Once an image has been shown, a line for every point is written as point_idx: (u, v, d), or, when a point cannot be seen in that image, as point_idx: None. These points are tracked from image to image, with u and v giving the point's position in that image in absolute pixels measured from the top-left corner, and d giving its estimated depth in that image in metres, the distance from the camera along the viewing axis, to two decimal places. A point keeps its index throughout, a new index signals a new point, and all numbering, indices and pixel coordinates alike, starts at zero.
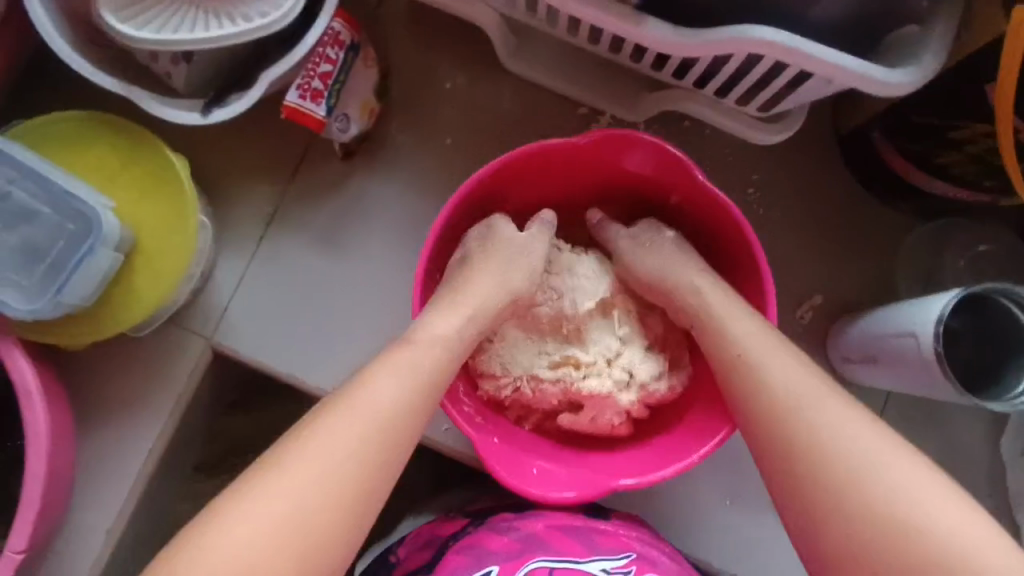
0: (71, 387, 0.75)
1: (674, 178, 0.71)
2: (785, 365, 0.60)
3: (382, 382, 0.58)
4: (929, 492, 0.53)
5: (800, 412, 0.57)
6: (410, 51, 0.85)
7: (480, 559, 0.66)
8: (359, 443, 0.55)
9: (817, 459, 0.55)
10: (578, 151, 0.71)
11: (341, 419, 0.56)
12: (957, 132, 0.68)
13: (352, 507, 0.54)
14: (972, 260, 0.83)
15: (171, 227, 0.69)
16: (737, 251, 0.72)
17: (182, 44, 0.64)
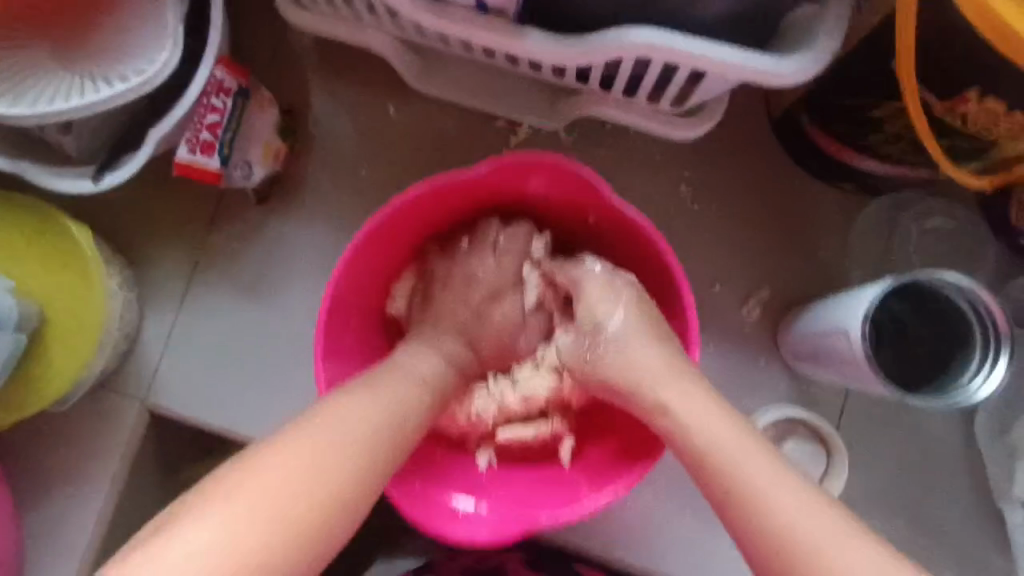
0: (12, 465, 0.76)
1: (591, 197, 0.68)
2: (684, 391, 0.58)
3: (352, 405, 0.56)
4: (818, 517, 0.51)
5: (698, 430, 0.56)
6: (318, 83, 0.82)
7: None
8: (333, 473, 0.53)
9: (713, 467, 0.55)
10: (483, 179, 0.68)
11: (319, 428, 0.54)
12: (876, 110, 0.62)
13: (314, 527, 0.51)
14: (923, 237, 0.79)
15: (79, 298, 0.69)
16: (654, 265, 0.69)
17: (58, 116, 0.62)
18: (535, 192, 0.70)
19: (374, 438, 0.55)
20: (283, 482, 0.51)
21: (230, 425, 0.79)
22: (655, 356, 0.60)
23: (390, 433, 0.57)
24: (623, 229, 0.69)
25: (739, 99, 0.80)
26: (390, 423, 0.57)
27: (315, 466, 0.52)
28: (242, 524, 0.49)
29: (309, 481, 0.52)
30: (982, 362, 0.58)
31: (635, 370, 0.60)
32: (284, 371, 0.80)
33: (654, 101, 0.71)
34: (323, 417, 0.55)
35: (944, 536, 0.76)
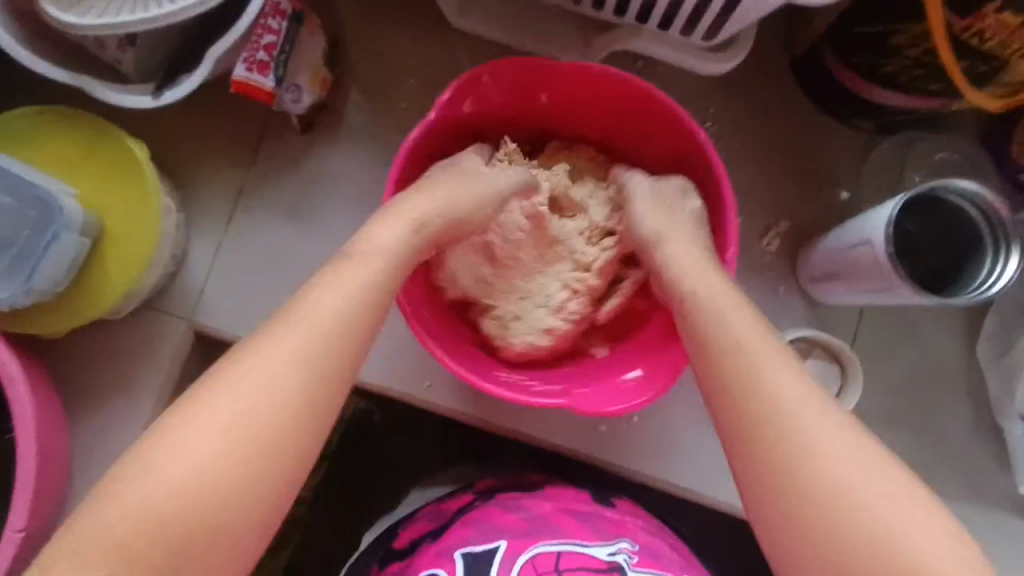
0: (61, 379, 0.78)
1: (624, 90, 0.72)
2: (741, 317, 0.59)
3: (319, 295, 0.57)
4: (830, 436, 0.53)
5: (741, 350, 0.57)
6: (358, 19, 0.85)
7: (486, 531, 0.71)
8: (308, 365, 0.54)
9: (744, 380, 0.56)
10: (455, 109, 0.73)
11: (282, 334, 0.55)
12: (894, 38, 0.68)
13: (287, 444, 0.52)
14: (935, 170, 0.83)
15: (136, 209, 0.71)
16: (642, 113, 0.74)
17: (123, 27, 0.64)
18: (508, 100, 0.76)
19: (338, 321, 0.56)
20: (264, 379, 0.53)
21: None
22: (710, 286, 0.62)
23: (357, 310, 0.57)
24: (656, 119, 0.74)
25: (760, 41, 0.85)
26: (352, 303, 0.57)
27: (289, 367, 0.53)
28: (236, 423, 0.51)
29: (285, 378, 0.53)
30: (993, 263, 0.63)
31: (693, 297, 0.62)
32: None
33: (687, 34, 0.75)
34: (294, 312, 0.56)
35: (949, 450, 0.82)
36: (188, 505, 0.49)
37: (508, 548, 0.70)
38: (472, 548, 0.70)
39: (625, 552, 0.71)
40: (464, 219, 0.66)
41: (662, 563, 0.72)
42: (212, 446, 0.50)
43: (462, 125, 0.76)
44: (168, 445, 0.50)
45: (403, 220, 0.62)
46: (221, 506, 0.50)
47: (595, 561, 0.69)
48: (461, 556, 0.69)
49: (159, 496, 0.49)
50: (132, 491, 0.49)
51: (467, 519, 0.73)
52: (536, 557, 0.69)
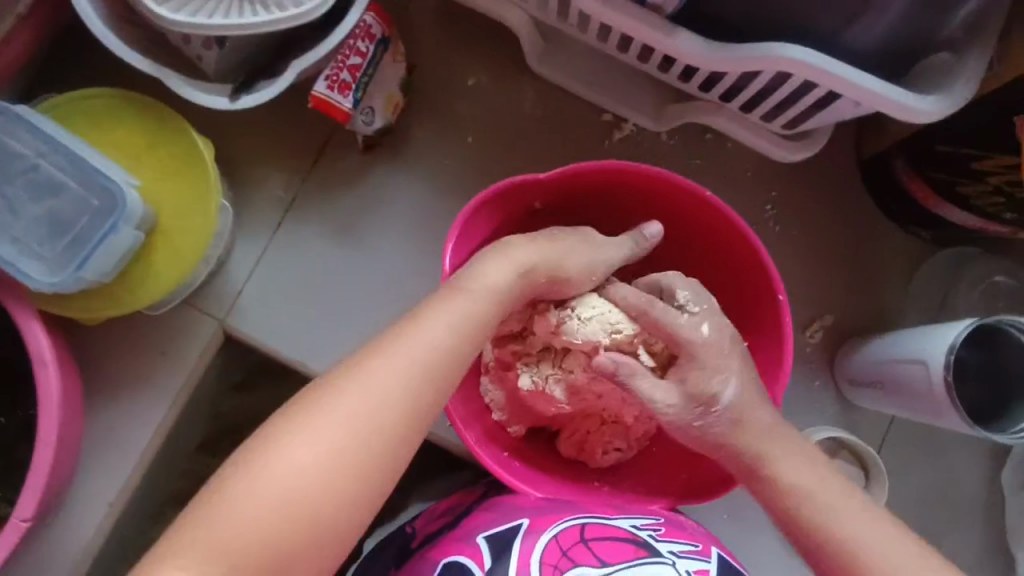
0: (83, 359, 0.76)
1: (674, 195, 0.71)
2: (796, 465, 0.59)
3: (429, 322, 0.55)
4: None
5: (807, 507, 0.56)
6: (438, 48, 0.85)
7: (506, 514, 0.62)
8: (408, 390, 0.52)
9: (830, 541, 0.55)
10: (502, 215, 0.72)
11: (387, 358, 0.53)
12: (978, 163, 0.68)
13: (385, 465, 0.51)
14: (986, 290, 0.83)
15: (193, 208, 0.70)
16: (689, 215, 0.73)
17: (217, 29, 0.64)
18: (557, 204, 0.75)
19: (446, 350, 0.54)
20: (364, 405, 0.51)
21: (303, 360, 0.80)
22: (825, 490, 0.57)
23: (465, 340, 0.55)
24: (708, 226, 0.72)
25: (832, 135, 0.84)
26: (459, 335, 0.55)
27: (387, 393, 0.52)
28: (334, 452, 0.50)
29: (386, 407, 0.51)
30: None
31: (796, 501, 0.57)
32: (367, 316, 0.81)
33: (767, 120, 0.75)
34: (395, 336, 0.54)
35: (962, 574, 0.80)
36: (285, 535, 0.48)
37: (531, 525, 0.59)
38: (491, 530, 0.60)
39: (651, 527, 0.61)
40: (558, 273, 0.62)
41: (693, 534, 0.62)
42: (308, 474, 0.49)
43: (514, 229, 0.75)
44: (268, 458, 0.49)
45: (511, 263, 0.59)
46: (307, 534, 0.48)
47: (624, 531, 0.58)
48: (484, 540, 0.60)
49: (255, 519, 0.47)
50: (224, 513, 0.47)
51: (487, 506, 0.66)
52: (561, 531, 0.58)
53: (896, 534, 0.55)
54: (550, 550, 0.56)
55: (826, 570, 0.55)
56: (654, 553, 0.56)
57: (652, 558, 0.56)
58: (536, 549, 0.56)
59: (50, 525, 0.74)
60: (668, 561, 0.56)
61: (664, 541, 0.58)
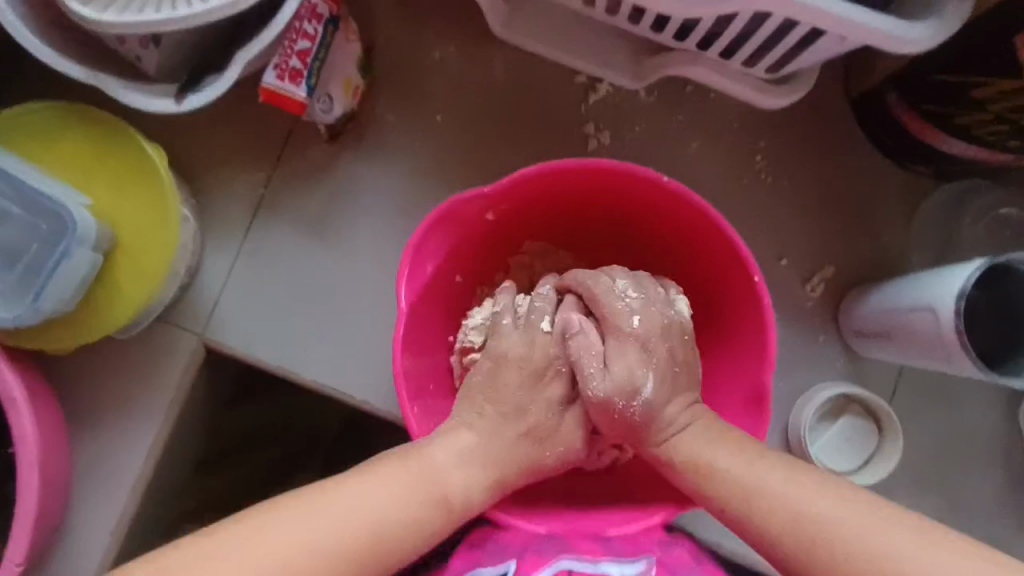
0: (63, 389, 0.74)
1: (635, 186, 0.68)
2: (787, 484, 0.52)
3: (362, 502, 0.52)
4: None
5: (804, 522, 0.50)
6: (395, 24, 0.80)
7: (490, 555, 0.58)
8: (318, 570, 0.49)
9: (824, 549, 0.49)
10: (453, 229, 0.67)
11: (315, 521, 0.50)
12: (980, 90, 0.63)
13: None
14: (991, 223, 0.79)
15: (153, 225, 0.66)
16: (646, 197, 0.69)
17: (149, 25, 0.59)
18: (508, 211, 0.70)
19: (385, 536, 0.51)
20: (291, 558, 0.48)
21: (287, 367, 0.78)
22: (817, 499, 0.51)
23: (408, 524, 0.52)
24: (676, 215, 0.69)
25: (820, 74, 0.80)
26: (402, 507, 0.52)
27: (318, 557, 0.49)
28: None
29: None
30: None
31: (817, 536, 0.49)
32: (347, 316, 0.78)
33: (748, 65, 0.71)
34: (342, 494, 0.52)
35: (984, 515, 0.79)
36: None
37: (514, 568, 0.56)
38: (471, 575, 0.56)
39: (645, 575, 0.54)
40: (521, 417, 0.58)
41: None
42: None
43: (471, 241, 0.71)
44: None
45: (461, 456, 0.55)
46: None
47: None
48: None
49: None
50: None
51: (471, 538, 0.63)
52: None
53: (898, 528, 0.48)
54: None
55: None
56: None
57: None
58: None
59: (52, 560, 0.73)
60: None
61: None
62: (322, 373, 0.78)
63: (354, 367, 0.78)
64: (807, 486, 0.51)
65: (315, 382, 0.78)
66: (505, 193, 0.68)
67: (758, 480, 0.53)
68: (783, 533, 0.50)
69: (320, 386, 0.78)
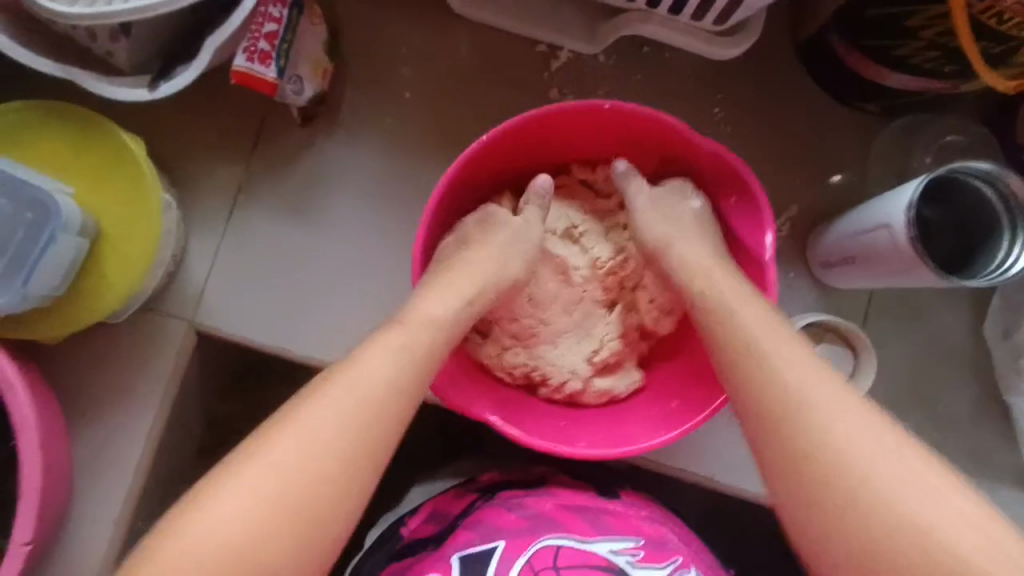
0: (57, 383, 0.75)
1: (584, 118, 0.72)
2: (788, 351, 0.59)
3: (363, 375, 0.58)
4: (916, 468, 0.53)
5: (790, 385, 0.57)
6: (358, 7, 0.83)
7: (487, 535, 0.70)
8: (347, 434, 0.56)
9: (802, 415, 0.56)
10: (445, 202, 0.72)
11: (325, 402, 0.57)
12: (911, 19, 0.68)
13: (326, 514, 0.55)
14: (941, 151, 0.83)
15: (135, 212, 0.68)
16: (602, 124, 0.73)
17: (116, 16, 0.61)
18: (483, 176, 0.75)
19: (397, 388, 0.59)
20: (331, 432, 0.56)
21: (279, 344, 0.79)
22: (810, 374, 0.57)
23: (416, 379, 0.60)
24: (632, 129, 0.73)
25: (767, 25, 0.84)
26: (404, 377, 0.59)
27: (355, 412, 0.57)
28: (308, 444, 0.55)
29: (356, 423, 0.56)
30: (1010, 245, 0.64)
31: (793, 399, 0.56)
32: (335, 294, 0.80)
33: (697, 18, 0.74)
34: (348, 375, 0.58)
35: (958, 429, 0.82)
36: (261, 515, 0.53)
37: (507, 548, 0.68)
38: (475, 552, 0.69)
39: (630, 551, 0.70)
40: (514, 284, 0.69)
41: (670, 551, 0.71)
42: (237, 538, 0.52)
43: (460, 205, 0.76)
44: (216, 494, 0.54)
45: (454, 293, 0.65)
46: (292, 525, 0.53)
47: (602, 559, 0.68)
48: (460, 560, 0.68)
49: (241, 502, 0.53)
50: (206, 518, 0.53)
51: (468, 521, 0.71)
52: (536, 554, 0.68)
53: (872, 419, 0.55)
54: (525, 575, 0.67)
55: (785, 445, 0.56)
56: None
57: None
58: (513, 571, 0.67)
59: (58, 551, 0.73)
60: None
61: (640, 568, 0.68)
62: (314, 348, 0.79)
63: (348, 339, 0.80)
64: (801, 364, 0.57)
65: (307, 358, 0.79)
66: (470, 165, 0.71)
67: (761, 348, 0.59)
68: (764, 382, 0.58)
69: (312, 361, 0.79)
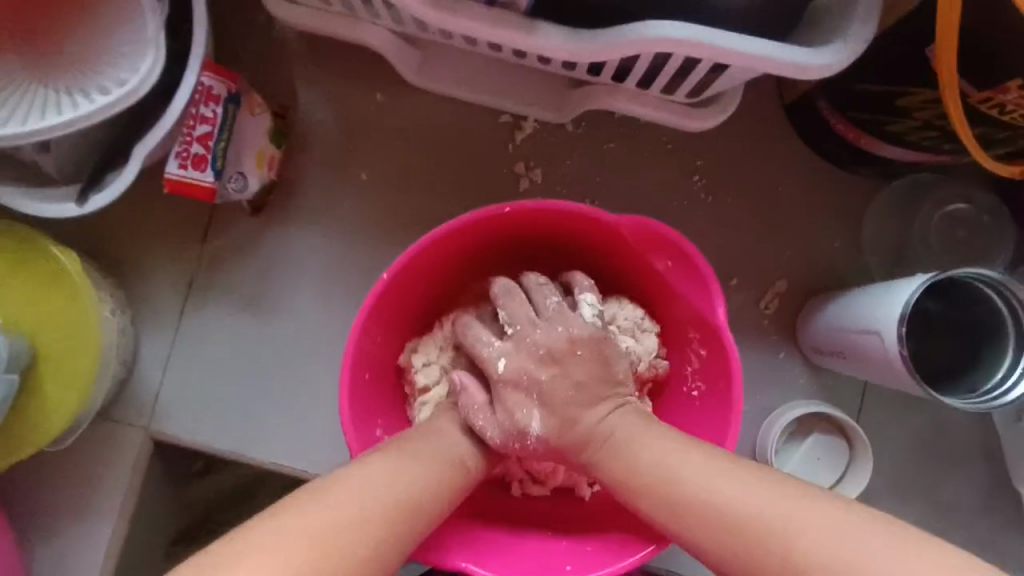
0: (10, 497, 0.72)
1: (529, 216, 0.65)
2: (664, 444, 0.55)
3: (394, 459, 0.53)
4: (857, 538, 0.45)
5: (678, 487, 0.52)
6: (309, 82, 0.77)
7: None
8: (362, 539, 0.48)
9: (695, 505, 0.51)
10: (384, 312, 0.65)
11: (358, 475, 0.51)
12: (902, 99, 0.61)
13: None
14: (945, 218, 0.76)
15: (74, 329, 0.65)
16: (547, 224, 0.67)
17: (35, 136, 0.57)
18: (423, 280, 0.68)
19: (395, 534, 0.50)
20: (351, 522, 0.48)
21: (237, 450, 0.76)
22: (694, 456, 0.53)
23: (413, 521, 0.51)
24: (579, 229, 0.67)
25: (751, 85, 0.77)
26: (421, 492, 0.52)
27: (382, 528, 0.49)
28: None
29: (380, 525, 0.49)
30: (1016, 358, 0.58)
31: (679, 497, 0.52)
32: (295, 393, 0.76)
33: (669, 91, 0.68)
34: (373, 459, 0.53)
35: (964, 520, 0.77)
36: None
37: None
38: None
39: None
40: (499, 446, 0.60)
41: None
42: None
43: (400, 315, 0.68)
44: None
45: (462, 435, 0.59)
46: None
47: None
48: None
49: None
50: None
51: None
52: None
53: (776, 488, 0.50)
54: None
55: (702, 535, 0.50)
56: None
57: None
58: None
59: None
60: None
61: None
62: (274, 451, 0.76)
63: (307, 441, 0.76)
64: (700, 458, 0.53)
65: (268, 462, 0.76)
66: (409, 270, 0.64)
67: (670, 465, 0.53)
68: (655, 483, 0.53)
69: (272, 465, 0.76)
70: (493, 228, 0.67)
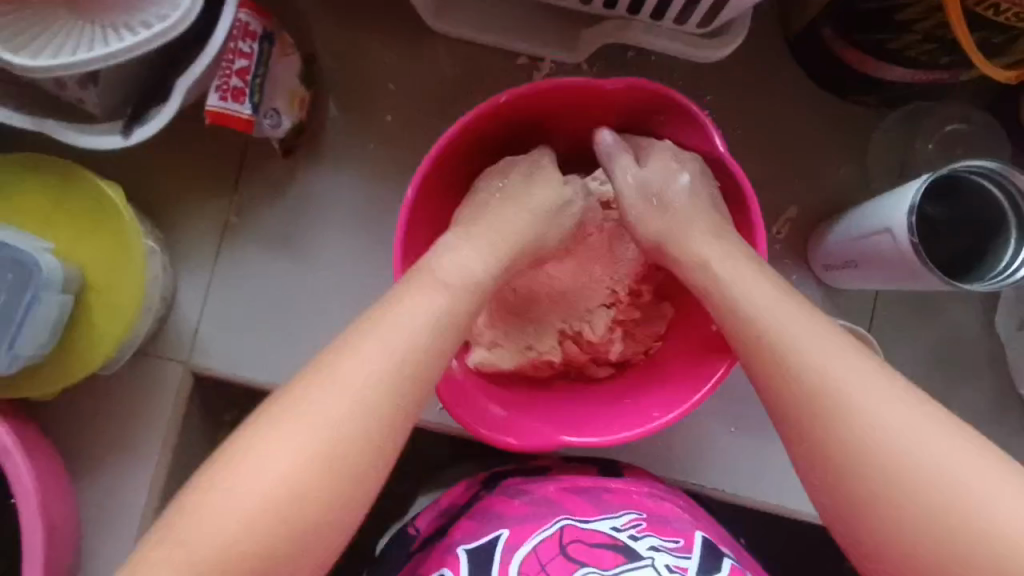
0: (58, 434, 0.75)
1: (568, 97, 0.68)
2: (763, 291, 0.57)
3: (396, 327, 0.54)
4: (920, 424, 0.50)
5: (774, 336, 0.55)
6: (333, 29, 0.81)
7: (490, 522, 0.63)
8: (362, 421, 0.51)
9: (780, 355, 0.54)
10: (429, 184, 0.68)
11: (354, 357, 0.53)
12: (903, 12, 0.65)
13: (317, 503, 0.50)
14: (943, 141, 0.80)
15: (119, 259, 0.67)
16: (585, 108, 0.70)
17: (81, 65, 0.60)
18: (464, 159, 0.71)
19: (400, 388, 0.53)
20: (352, 410, 0.51)
21: (274, 381, 0.78)
22: (786, 312, 0.55)
23: (418, 376, 0.54)
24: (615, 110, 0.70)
25: (755, 21, 0.81)
26: (422, 356, 0.54)
27: (379, 397, 0.52)
28: (327, 433, 0.50)
29: (379, 405, 0.52)
30: (1017, 245, 0.62)
31: (767, 344, 0.55)
32: (329, 326, 0.79)
33: (681, 22, 0.72)
34: (374, 332, 0.54)
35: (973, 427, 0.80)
36: (278, 501, 0.49)
37: (512, 536, 0.61)
38: (475, 542, 0.61)
39: (632, 525, 0.61)
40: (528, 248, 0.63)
41: (676, 528, 0.62)
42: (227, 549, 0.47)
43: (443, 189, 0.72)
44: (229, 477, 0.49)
45: (481, 246, 0.60)
46: (305, 505, 0.49)
47: (605, 537, 0.59)
48: (465, 551, 0.61)
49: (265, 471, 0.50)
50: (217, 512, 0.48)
51: (473, 512, 0.65)
52: (541, 543, 0.59)
53: (856, 357, 0.53)
54: (528, 562, 0.58)
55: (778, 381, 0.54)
56: (635, 558, 0.57)
57: (632, 563, 0.57)
58: (515, 562, 0.58)
59: None
60: (648, 561, 0.57)
61: (645, 539, 0.59)
62: None
63: None
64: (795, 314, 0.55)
65: None
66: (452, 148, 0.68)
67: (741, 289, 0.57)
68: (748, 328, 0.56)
69: None
70: (523, 123, 0.71)
